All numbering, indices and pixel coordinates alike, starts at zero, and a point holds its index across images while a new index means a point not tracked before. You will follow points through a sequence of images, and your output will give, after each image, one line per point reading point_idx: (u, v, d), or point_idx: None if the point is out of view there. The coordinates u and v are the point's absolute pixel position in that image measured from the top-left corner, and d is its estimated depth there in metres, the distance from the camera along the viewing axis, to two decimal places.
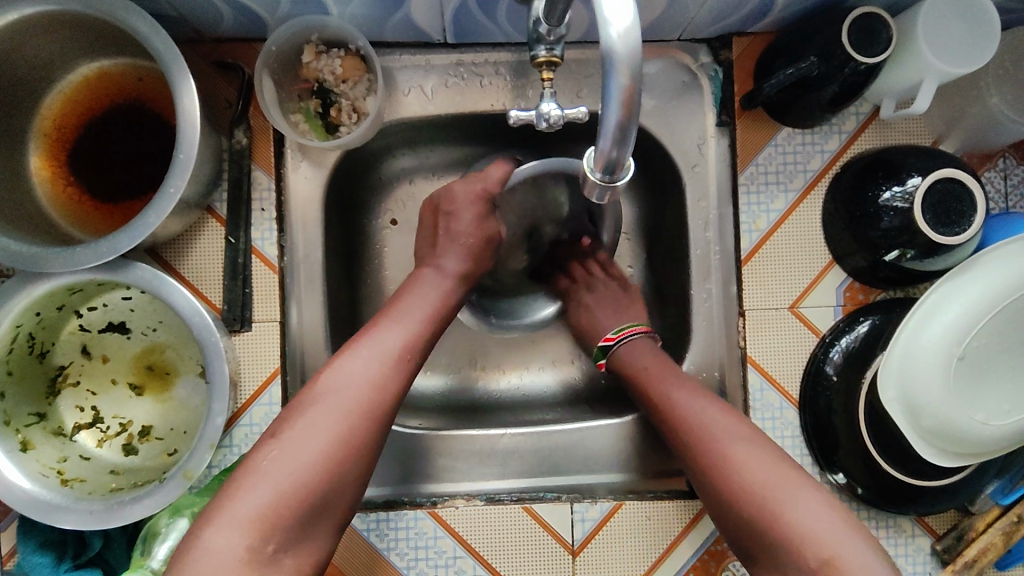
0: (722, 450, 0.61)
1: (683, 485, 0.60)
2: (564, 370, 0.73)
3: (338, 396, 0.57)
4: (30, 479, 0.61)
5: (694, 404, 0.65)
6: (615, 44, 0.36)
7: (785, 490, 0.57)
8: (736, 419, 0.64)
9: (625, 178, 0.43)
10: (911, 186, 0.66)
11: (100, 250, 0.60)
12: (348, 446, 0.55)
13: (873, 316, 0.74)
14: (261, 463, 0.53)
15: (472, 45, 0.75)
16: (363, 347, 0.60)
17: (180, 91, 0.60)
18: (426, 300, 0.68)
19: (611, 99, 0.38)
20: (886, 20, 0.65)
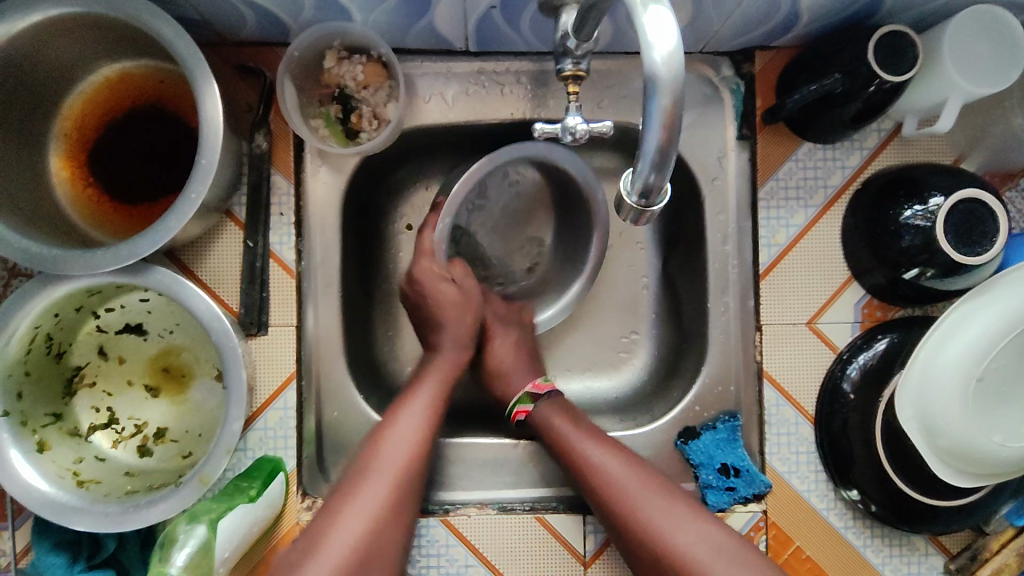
0: (646, 521, 0.62)
1: (683, 512, 0.63)
2: (546, 420, 0.72)
3: (386, 453, 0.64)
4: (47, 480, 0.61)
5: (616, 469, 0.66)
6: (659, 67, 0.36)
7: (699, 552, 0.60)
8: (659, 485, 0.65)
9: (661, 202, 0.42)
10: (933, 206, 0.66)
11: (120, 254, 0.60)
12: (400, 492, 0.62)
13: (891, 334, 0.73)
14: (335, 516, 0.59)
15: (493, 54, 0.75)
16: (386, 441, 0.65)
17: (204, 97, 0.60)
18: (445, 357, 0.74)
19: (652, 121, 0.38)
20: (911, 40, 0.64)
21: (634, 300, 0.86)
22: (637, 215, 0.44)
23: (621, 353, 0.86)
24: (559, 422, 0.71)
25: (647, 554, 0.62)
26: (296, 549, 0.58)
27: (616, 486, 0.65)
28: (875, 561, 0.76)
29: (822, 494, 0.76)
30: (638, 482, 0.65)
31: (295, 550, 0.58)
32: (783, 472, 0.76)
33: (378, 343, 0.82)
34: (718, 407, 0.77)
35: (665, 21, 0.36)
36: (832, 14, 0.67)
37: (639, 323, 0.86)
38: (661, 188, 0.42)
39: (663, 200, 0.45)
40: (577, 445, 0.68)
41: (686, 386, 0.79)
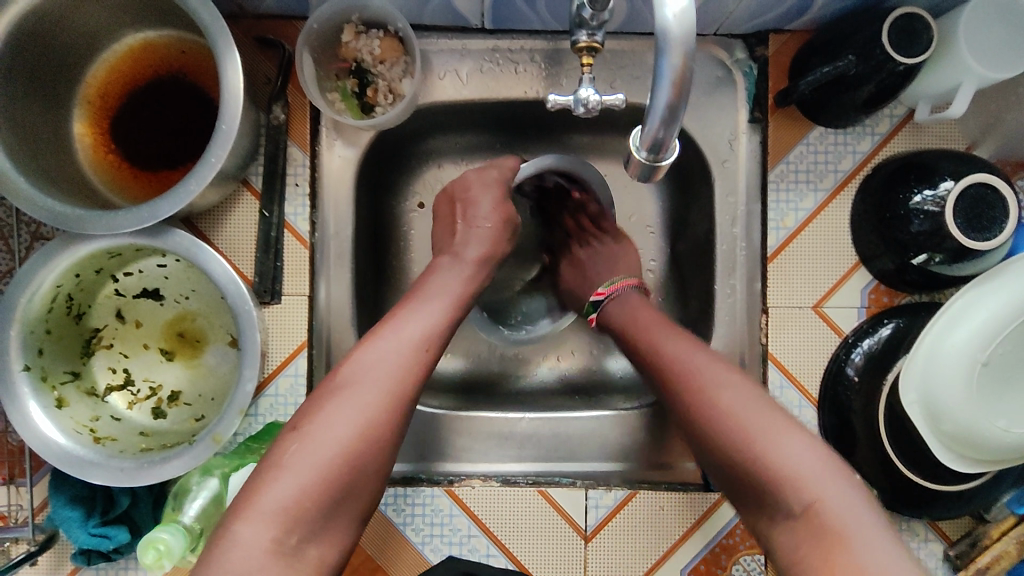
0: (710, 398, 0.59)
1: (748, 389, 0.59)
2: (625, 300, 0.74)
3: (383, 359, 0.59)
4: (65, 434, 0.63)
5: (696, 355, 0.63)
6: (670, 25, 0.36)
7: (767, 429, 0.56)
8: (724, 363, 0.62)
9: (669, 158, 0.44)
10: (943, 191, 0.66)
11: (141, 215, 0.61)
12: (396, 403, 0.58)
13: (897, 319, 0.74)
14: (318, 417, 0.55)
15: (509, 32, 0.76)
16: (383, 341, 0.60)
17: (226, 64, 0.61)
18: (445, 287, 0.67)
19: (661, 81, 0.38)
20: (928, 23, 0.65)
21: (641, 283, 0.87)
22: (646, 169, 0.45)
23: None
24: (626, 314, 0.72)
25: (707, 421, 0.59)
26: (283, 447, 0.54)
27: (694, 368, 0.62)
28: None
29: None
30: (717, 368, 0.61)
31: (276, 454, 0.54)
32: None
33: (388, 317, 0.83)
34: None
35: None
36: None
37: None
38: (670, 145, 0.43)
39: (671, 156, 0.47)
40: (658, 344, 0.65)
41: None
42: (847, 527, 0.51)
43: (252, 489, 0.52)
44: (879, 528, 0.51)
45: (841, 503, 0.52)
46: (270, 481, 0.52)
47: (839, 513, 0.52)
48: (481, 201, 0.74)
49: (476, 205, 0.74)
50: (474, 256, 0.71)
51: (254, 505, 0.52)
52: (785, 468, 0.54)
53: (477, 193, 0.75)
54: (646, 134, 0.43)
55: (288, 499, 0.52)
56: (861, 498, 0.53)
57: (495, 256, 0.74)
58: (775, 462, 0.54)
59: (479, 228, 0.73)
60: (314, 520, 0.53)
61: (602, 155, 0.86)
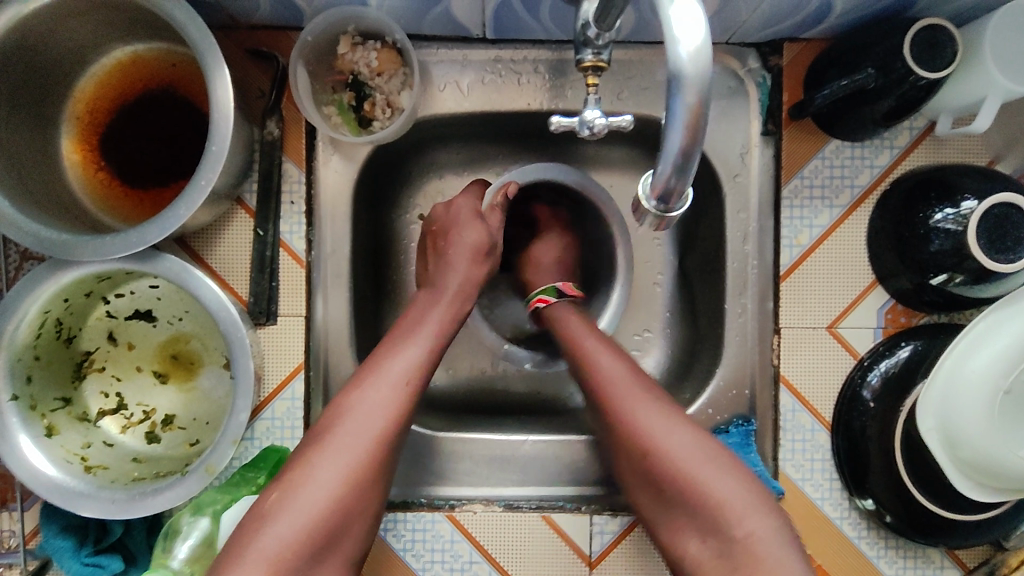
0: (630, 412, 0.61)
1: (656, 401, 0.62)
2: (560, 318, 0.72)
3: (369, 401, 0.57)
4: (55, 465, 0.61)
5: (611, 368, 0.64)
6: (684, 63, 0.34)
7: (694, 463, 0.58)
8: (641, 382, 0.64)
9: (680, 207, 0.40)
10: (966, 210, 0.63)
11: (129, 240, 0.59)
12: (381, 449, 0.56)
13: (915, 341, 0.71)
14: (304, 467, 0.54)
15: (511, 42, 0.73)
16: (371, 382, 0.58)
17: (215, 83, 0.59)
18: (429, 321, 0.65)
19: (674, 122, 0.35)
20: (952, 33, 0.61)
21: (648, 299, 0.84)
22: (655, 217, 0.42)
23: (633, 351, 0.84)
24: (570, 325, 0.71)
25: (630, 441, 0.61)
26: (269, 497, 0.53)
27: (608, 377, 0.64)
28: (888, 572, 0.74)
29: (836, 503, 0.74)
30: (632, 378, 0.64)
31: (261, 505, 0.53)
32: (797, 479, 0.74)
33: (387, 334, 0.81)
34: (732, 410, 0.76)
35: (693, 15, 0.33)
36: (867, 6, 0.64)
37: (653, 321, 0.84)
38: (681, 192, 0.40)
39: (684, 204, 0.43)
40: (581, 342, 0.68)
41: (700, 388, 0.77)
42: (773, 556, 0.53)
43: (239, 543, 0.51)
44: (793, 549, 0.54)
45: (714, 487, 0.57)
46: (256, 534, 0.51)
47: (766, 540, 0.54)
48: (459, 231, 0.71)
49: (455, 236, 0.71)
50: (454, 287, 0.68)
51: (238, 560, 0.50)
52: (715, 494, 0.56)
53: (453, 223, 0.72)
54: (654, 180, 0.39)
55: (273, 555, 0.50)
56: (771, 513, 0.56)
57: (475, 285, 0.70)
58: (704, 487, 0.57)
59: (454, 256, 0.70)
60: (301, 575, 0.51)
61: (608, 167, 0.83)
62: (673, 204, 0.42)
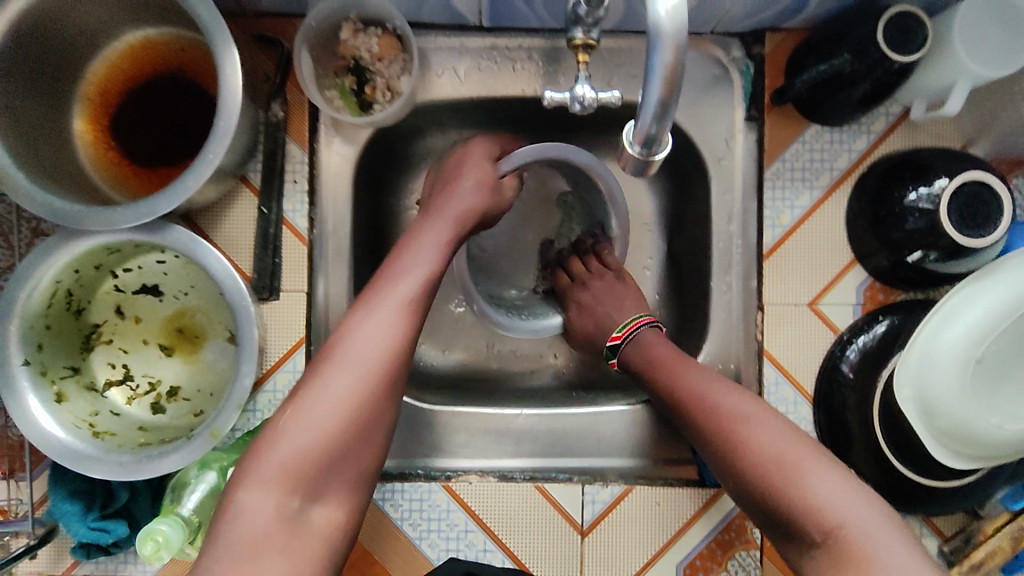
0: (747, 429, 0.58)
1: (779, 427, 0.58)
2: (642, 344, 0.72)
3: (378, 313, 0.59)
4: (64, 429, 0.64)
5: (721, 390, 0.62)
6: (663, 20, 0.37)
7: (803, 470, 0.54)
8: (760, 404, 0.61)
9: (663, 151, 0.44)
10: (938, 188, 0.66)
11: (139, 211, 0.62)
12: (387, 366, 0.57)
13: (892, 316, 0.74)
14: (315, 385, 0.56)
15: (507, 30, 0.76)
16: (377, 302, 0.59)
17: (223, 62, 0.62)
18: (433, 242, 0.66)
19: (654, 75, 0.38)
20: (922, 20, 0.65)
21: (638, 280, 0.88)
22: (639, 164, 0.45)
23: None
24: (662, 348, 0.70)
25: (744, 461, 0.57)
26: (284, 415, 0.55)
27: (701, 397, 0.63)
28: None
29: None
30: (740, 398, 0.61)
31: (274, 426, 0.55)
32: None
33: None
34: None
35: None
36: None
37: (643, 302, 0.87)
38: (662, 138, 0.43)
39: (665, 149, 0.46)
40: (679, 375, 0.65)
41: None
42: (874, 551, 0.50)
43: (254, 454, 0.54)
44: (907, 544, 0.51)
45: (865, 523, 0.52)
46: (269, 451, 0.53)
47: (861, 538, 0.51)
48: (466, 172, 0.74)
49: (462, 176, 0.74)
50: (455, 216, 0.70)
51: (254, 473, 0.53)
52: (819, 500, 0.53)
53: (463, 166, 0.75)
54: (638, 128, 0.42)
55: (285, 472, 0.53)
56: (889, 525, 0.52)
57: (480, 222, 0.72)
58: (805, 500, 0.53)
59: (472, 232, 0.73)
60: (315, 487, 0.54)
61: (599, 154, 0.87)
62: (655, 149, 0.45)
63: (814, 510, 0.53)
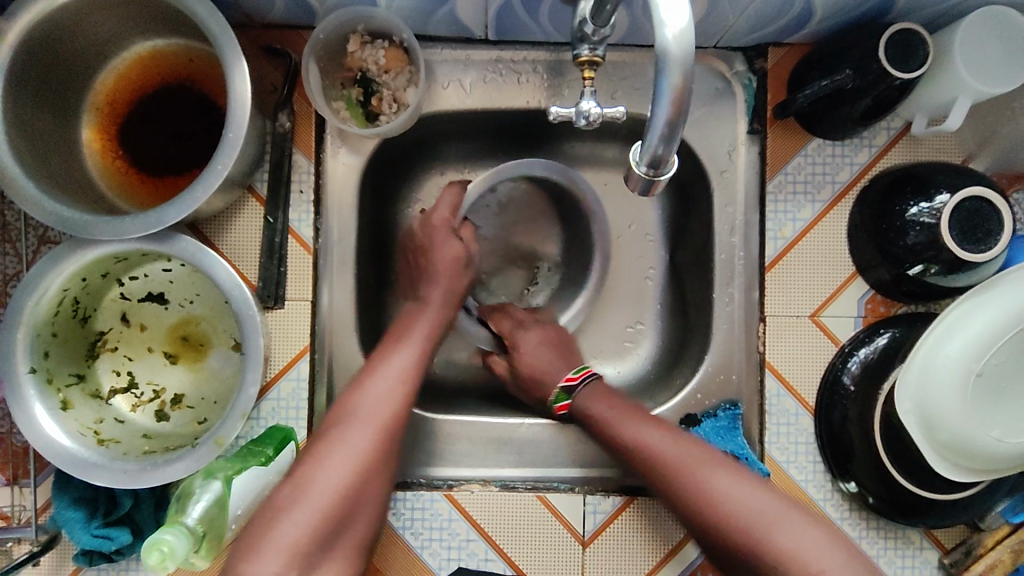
0: (698, 475, 0.62)
1: (732, 471, 0.62)
2: (586, 401, 0.74)
3: (370, 403, 0.62)
4: (70, 436, 0.64)
5: (666, 443, 0.65)
6: (671, 45, 0.37)
7: (774, 522, 0.58)
8: (704, 450, 0.64)
9: (668, 173, 0.44)
10: (939, 204, 0.67)
11: (147, 221, 0.62)
12: (385, 435, 0.61)
13: (893, 329, 0.74)
14: (316, 471, 0.57)
15: (512, 43, 0.77)
16: (360, 411, 0.62)
17: (233, 74, 0.62)
18: (419, 335, 0.70)
19: (661, 99, 0.39)
20: (923, 38, 0.66)
21: (640, 290, 0.88)
22: (644, 185, 0.45)
23: (626, 341, 0.87)
24: (597, 403, 0.73)
25: (688, 496, 0.62)
26: (281, 499, 0.55)
27: (658, 454, 0.65)
28: (871, 552, 0.77)
29: (820, 486, 0.77)
30: (684, 448, 0.65)
31: (279, 495, 0.56)
32: (782, 462, 0.77)
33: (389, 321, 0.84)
34: (720, 396, 0.79)
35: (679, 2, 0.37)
36: (844, 12, 0.69)
37: (645, 313, 0.88)
38: (668, 160, 0.43)
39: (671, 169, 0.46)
40: (621, 426, 0.69)
41: (689, 375, 0.81)
42: None
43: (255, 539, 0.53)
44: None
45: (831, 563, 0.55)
46: (279, 516, 0.54)
47: None
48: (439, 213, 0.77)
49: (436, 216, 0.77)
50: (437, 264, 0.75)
51: (262, 547, 0.52)
52: (763, 528, 0.58)
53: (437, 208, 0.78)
54: (645, 151, 0.43)
55: (311, 518, 0.54)
56: (835, 550, 0.56)
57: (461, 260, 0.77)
58: (777, 547, 0.57)
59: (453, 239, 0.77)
60: (333, 513, 0.56)
61: (602, 165, 0.87)
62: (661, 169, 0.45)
63: (762, 549, 0.57)
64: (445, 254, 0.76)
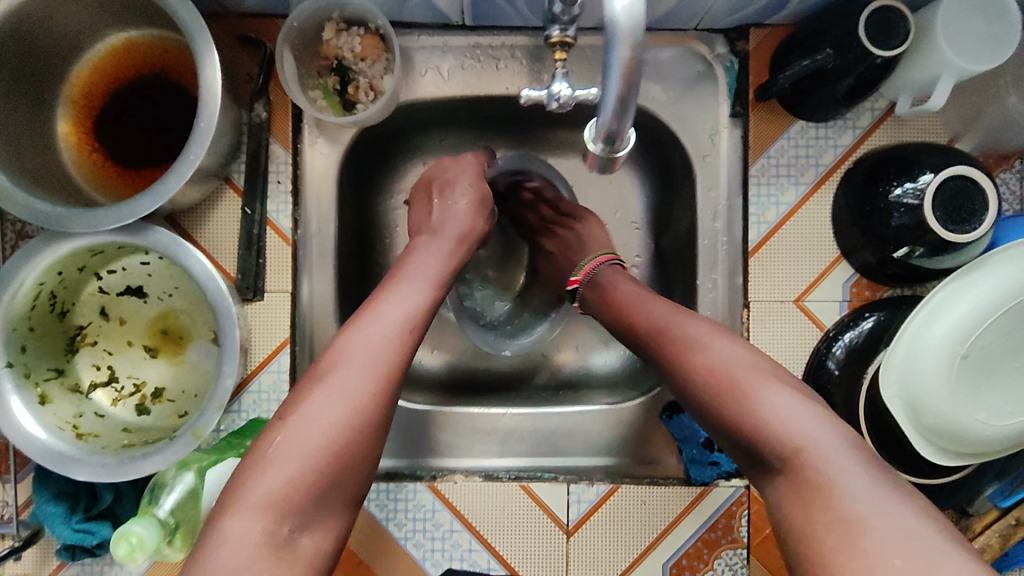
0: (701, 355, 0.58)
1: (731, 341, 0.58)
2: (611, 279, 0.72)
3: (367, 342, 0.57)
4: (47, 431, 0.64)
5: (683, 318, 0.62)
6: (619, 15, 0.35)
7: (752, 377, 0.54)
8: (721, 332, 0.60)
9: (625, 148, 0.44)
10: (923, 183, 0.66)
11: (120, 213, 0.62)
12: (385, 382, 0.56)
13: (878, 313, 0.74)
14: (303, 419, 0.53)
15: (490, 29, 0.76)
16: (356, 348, 0.57)
17: (203, 62, 0.62)
18: (423, 271, 0.65)
19: (611, 74, 0.37)
20: (903, 14, 0.65)
21: None
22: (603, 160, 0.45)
23: None
24: (621, 281, 0.71)
25: (701, 387, 0.57)
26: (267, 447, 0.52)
27: (655, 317, 0.63)
28: None
29: None
30: (675, 313, 0.63)
31: (265, 443, 0.53)
32: None
33: None
34: None
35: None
36: None
37: None
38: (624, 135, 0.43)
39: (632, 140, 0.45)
40: (618, 289, 0.70)
41: None
42: (840, 480, 0.48)
43: (239, 490, 0.51)
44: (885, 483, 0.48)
45: (833, 452, 0.49)
46: (261, 470, 0.51)
47: (828, 463, 0.49)
48: (459, 181, 0.75)
49: (454, 186, 0.75)
50: (452, 234, 0.71)
51: (244, 497, 0.50)
52: (788, 435, 0.51)
53: (455, 175, 0.76)
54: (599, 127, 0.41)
55: (295, 471, 0.51)
56: (846, 444, 0.50)
57: (475, 232, 0.73)
58: (764, 427, 0.52)
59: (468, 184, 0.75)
60: (325, 466, 0.52)
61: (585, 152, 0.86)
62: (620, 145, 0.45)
63: (758, 421, 0.52)
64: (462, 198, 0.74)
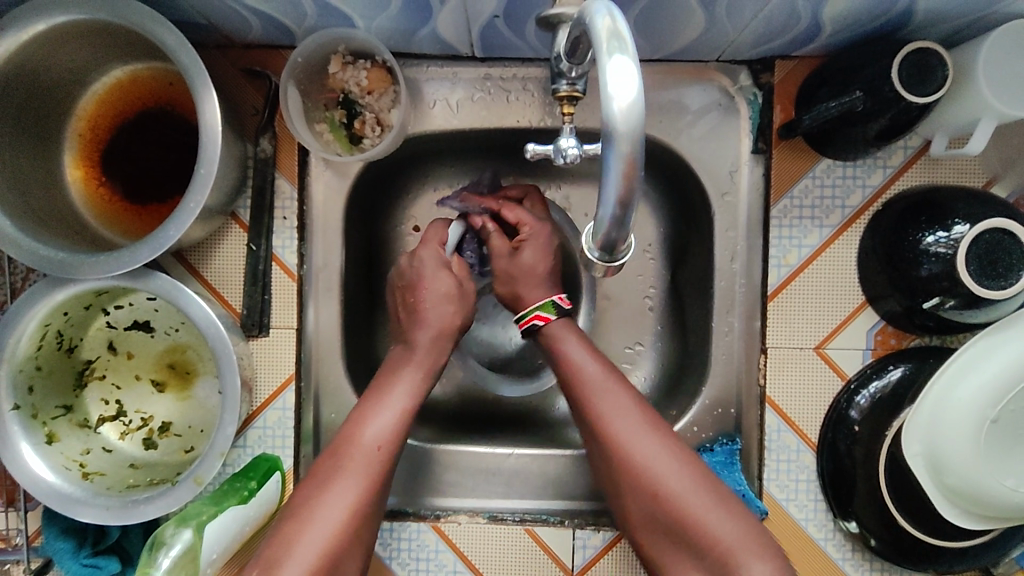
0: (627, 446, 0.60)
1: (646, 423, 0.61)
2: (557, 341, 0.66)
3: (345, 477, 0.60)
4: (54, 471, 0.65)
5: (615, 400, 0.62)
6: (617, 119, 0.37)
7: (664, 460, 0.60)
8: (642, 411, 0.62)
9: (623, 256, 0.44)
10: (957, 234, 0.62)
11: (120, 259, 0.61)
12: (357, 512, 0.59)
13: (905, 364, 0.70)
14: (286, 552, 0.56)
15: (501, 59, 0.73)
16: (339, 474, 0.60)
17: (203, 106, 0.60)
18: (400, 390, 0.66)
19: (610, 172, 0.38)
20: (942, 57, 0.60)
21: (640, 311, 0.84)
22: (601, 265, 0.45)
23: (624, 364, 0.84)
24: (572, 346, 0.65)
25: (633, 478, 0.60)
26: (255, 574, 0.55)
27: (590, 387, 0.63)
28: None
29: (821, 524, 0.74)
30: (609, 381, 0.63)
31: None
32: (781, 499, 0.74)
33: (379, 344, 0.83)
34: (717, 428, 0.76)
35: (626, 74, 0.36)
36: (855, 28, 0.63)
37: (645, 334, 0.84)
38: (623, 242, 0.43)
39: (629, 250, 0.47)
40: (582, 365, 0.64)
41: (686, 405, 0.78)
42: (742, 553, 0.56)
43: None
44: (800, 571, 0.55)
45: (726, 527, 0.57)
46: None
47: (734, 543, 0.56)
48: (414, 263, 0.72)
49: (409, 277, 0.71)
50: (425, 340, 0.69)
51: None
52: (702, 520, 0.57)
53: (419, 276, 0.71)
54: (598, 232, 0.43)
55: None
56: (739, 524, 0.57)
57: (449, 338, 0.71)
58: (686, 514, 0.58)
59: (444, 272, 0.71)
60: None
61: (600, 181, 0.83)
62: (618, 252, 0.45)
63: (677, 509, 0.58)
64: (426, 266, 0.71)
